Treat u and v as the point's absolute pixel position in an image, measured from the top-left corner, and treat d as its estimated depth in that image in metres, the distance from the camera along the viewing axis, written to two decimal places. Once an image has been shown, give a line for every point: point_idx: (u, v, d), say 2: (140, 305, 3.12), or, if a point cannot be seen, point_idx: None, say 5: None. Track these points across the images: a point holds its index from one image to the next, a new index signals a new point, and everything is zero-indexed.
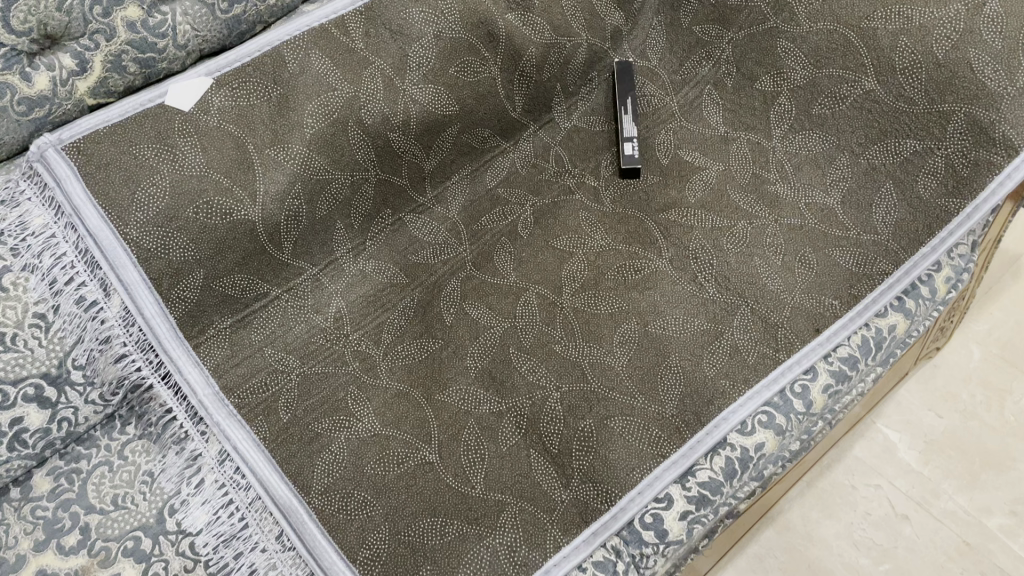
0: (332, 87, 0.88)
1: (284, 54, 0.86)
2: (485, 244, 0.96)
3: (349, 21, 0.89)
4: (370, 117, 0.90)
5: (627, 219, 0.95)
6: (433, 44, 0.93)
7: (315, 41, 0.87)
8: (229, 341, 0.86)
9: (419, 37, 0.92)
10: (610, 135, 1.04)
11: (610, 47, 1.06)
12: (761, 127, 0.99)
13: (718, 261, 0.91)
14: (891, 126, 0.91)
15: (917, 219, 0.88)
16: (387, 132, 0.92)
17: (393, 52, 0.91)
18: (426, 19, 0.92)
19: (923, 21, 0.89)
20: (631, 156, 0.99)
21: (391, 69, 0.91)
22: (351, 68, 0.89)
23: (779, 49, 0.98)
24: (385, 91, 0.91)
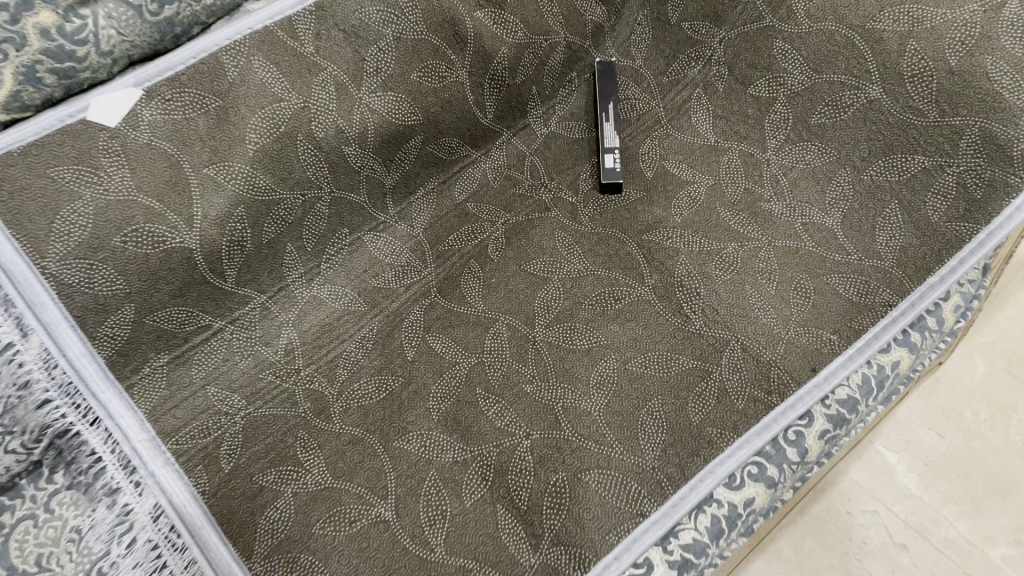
0: (278, 97, 0.79)
1: (222, 61, 0.76)
2: (451, 268, 0.87)
3: (299, 22, 0.78)
4: (322, 130, 0.81)
5: (607, 241, 0.87)
6: (392, 47, 0.83)
7: (258, 46, 0.77)
8: (167, 382, 0.79)
9: (376, 40, 0.82)
10: (590, 142, 0.96)
11: (591, 45, 0.96)
12: (755, 136, 0.91)
13: (703, 289, 0.83)
14: (897, 140, 0.83)
15: (926, 245, 0.80)
16: (342, 146, 0.83)
17: (347, 57, 0.81)
18: (383, 19, 0.82)
19: (933, 25, 0.80)
20: (613, 168, 0.90)
21: (345, 75, 0.82)
22: (299, 76, 0.79)
23: (775, 50, 0.89)
24: (338, 100, 0.82)
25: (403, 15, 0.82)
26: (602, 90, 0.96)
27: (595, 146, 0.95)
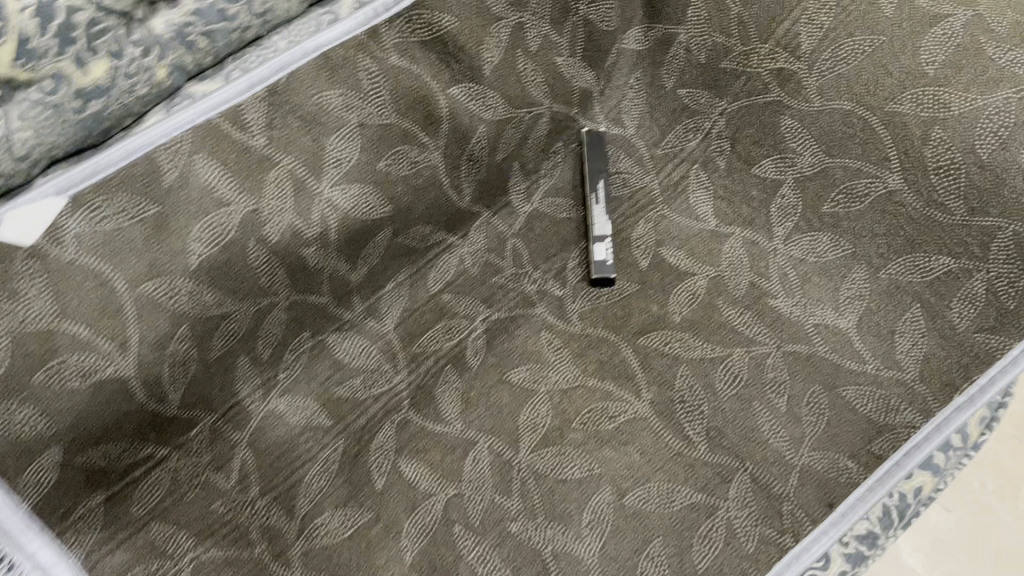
0: (225, 201, 0.69)
1: (159, 161, 0.66)
2: (427, 376, 0.78)
3: (247, 112, 0.69)
4: (276, 232, 0.72)
5: (598, 345, 0.78)
6: (356, 134, 0.74)
7: (203, 142, 0.67)
8: (104, 522, 0.69)
9: (338, 127, 0.73)
10: (578, 224, 0.87)
11: (576, 113, 0.88)
12: (760, 221, 0.82)
13: (709, 407, 0.75)
14: (920, 236, 0.74)
15: (949, 357, 0.73)
16: (299, 249, 0.73)
17: (305, 148, 0.72)
18: (344, 104, 0.73)
19: (962, 111, 0.72)
20: (604, 261, 0.82)
21: (304, 168, 0.72)
22: (250, 173, 0.70)
23: (784, 128, 0.80)
24: (296, 197, 0.72)
25: (367, 98, 0.74)
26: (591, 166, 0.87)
27: (584, 228, 0.86)
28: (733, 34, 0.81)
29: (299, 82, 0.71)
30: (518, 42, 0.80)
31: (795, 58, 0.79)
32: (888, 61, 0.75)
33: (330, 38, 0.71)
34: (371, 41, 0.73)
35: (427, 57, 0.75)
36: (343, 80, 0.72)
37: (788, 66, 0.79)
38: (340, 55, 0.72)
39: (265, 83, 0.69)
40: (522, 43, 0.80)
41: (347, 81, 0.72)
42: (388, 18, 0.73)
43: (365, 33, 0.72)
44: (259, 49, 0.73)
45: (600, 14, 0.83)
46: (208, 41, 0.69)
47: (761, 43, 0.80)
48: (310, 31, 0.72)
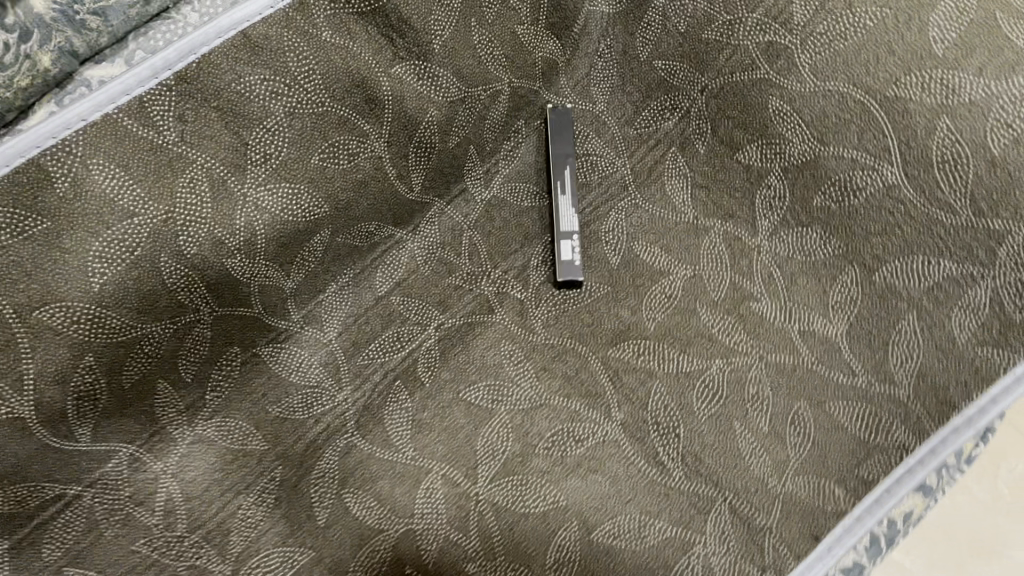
0: (129, 211, 0.60)
1: (45, 169, 0.57)
2: (373, 393, 0.71)
3: (151, 107, 0.59)
4: (193, 244, 0.63)
5: (565, 357, 0.72)
6: (284, 126, 0.64)
7: (97, 145, 0.58)
8: (12, 570, 0.61)
9: (263, 118, 0.63)
10: (541, 213, 0.77)
11: (541, 86, 0.79)
12: (743, 214, 0.74)
13: (684, 429, 0.69)
14: (916, 238, 0.68)
15: (944, 372, 0.66)
16: (223, 260, 0.65)
17: (225, 143, 0.62)
18: (268, 91, 0.62)
19: (974, 98, 0.64)
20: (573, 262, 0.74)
21: (224, 168, 0.63)
22: (161, 176, 0.61)
23: (772, 111, 0.72)
24: (216, 202, 0.63)
25: (295, 84, 0.63)
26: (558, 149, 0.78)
27: (547, 219, 0.77)
28: (717, 1, 0.72)
29: (213, 68, 0.60)
30: (472, 12, 0.70)
31: (787, 32, 0.70)
32: (893, 38, 0.66)
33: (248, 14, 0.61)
34: (298, 16, 0.62)
35: (366, 32, 0.65)
36: (267, 63, 0.62)
37: (777, 41, 0.70)
38: (261, 34, 0.61)
39: (168, 71, 0.59)
40: (477, 13, 0.70)
41: (270, 63, 0.62)
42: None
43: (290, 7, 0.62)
44: (166, 23, 0.62)
45: None
46: (99, 20, 0.59)
47: (749, 13, 0.71)
48: (225, 5, 0.61)
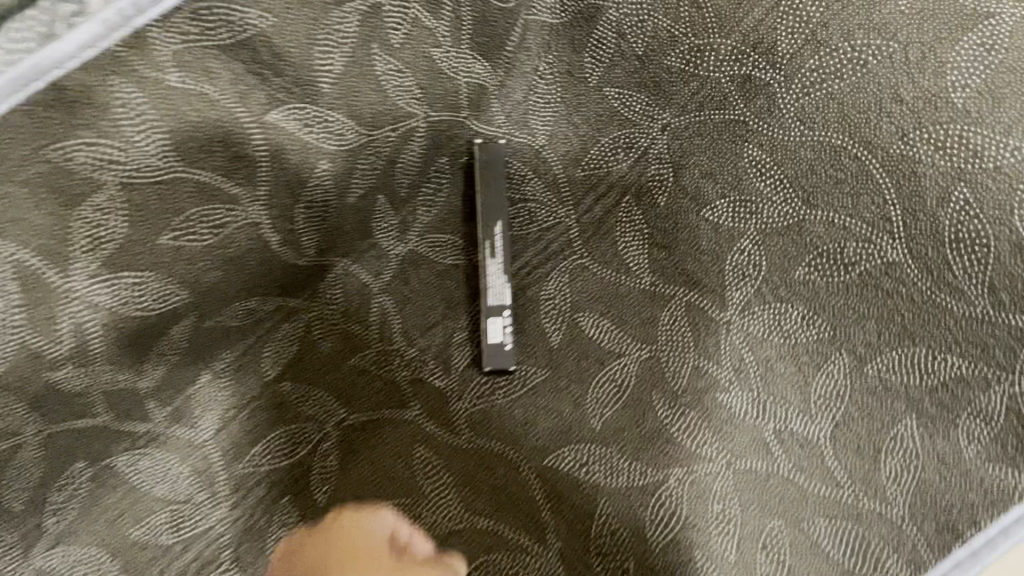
0: None
1: None
2: (256, 510, 0.58)
3: None
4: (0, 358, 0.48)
5: (491, 467, 0.59)
6: (119, 202, 0.49)
7: None
8: None
9: (90, 193, 0.48)
10: (465, 274, 0.64)
11: (469, 114, 0.63)
12: (713, 284, 0.61)
13: (634, 566, 0.56)
14: (921, 329, 0.56)
15: (948, 494, 0.55)
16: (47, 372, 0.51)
17: (39, 228, 0.47)
18: (92, 159, 0.47)
19: (1004, 164, 0.51)
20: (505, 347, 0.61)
21: (37, 258, 0.48)
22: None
23: (747, 160, 0.59)
24: (31, 302, 0.48)
25: (128, 147, 0.48)
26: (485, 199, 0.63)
27: (468, 282, 0.64)
28: (682, 19, 0.59)
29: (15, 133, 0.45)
30: (372, 35, 0.54)
31: (767, 65, 0.58)
32: (901, 81, 0.54)
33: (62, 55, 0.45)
34: (131, 54, 0.46)
35: (228, 71, 0.50)
36: (89, 120, 0.46)
37: (758, 75, 0.58)
38: (79, 84, 0.46)
39: None
40: (379, 35, 0.55)
41: (95, 123, 0.47)
42: (155, 15, 0.46)
43: (118, 46, 0.46)
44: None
45: None
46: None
47: (722, 38, 0.59)
48: (35, 44, 0.46)
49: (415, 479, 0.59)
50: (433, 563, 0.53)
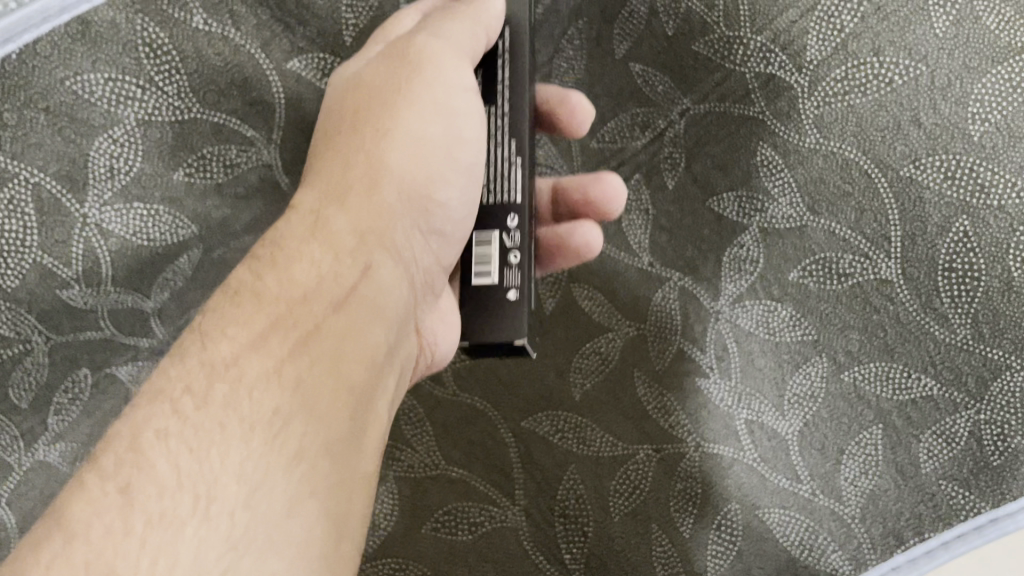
0: None
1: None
2: None
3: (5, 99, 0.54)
4: (14, 277, 0.55)
5: (473, 421, 0.61)
6: (134, 138, 0.55)
7: None
8: None
9: (106, 127, 0.55)
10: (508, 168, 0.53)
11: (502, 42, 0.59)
12: (708, 271, 0.61)
13: (592, 529, 0.60)
14: (902, 347, 0.57)
15: (899, 502, 0.58)
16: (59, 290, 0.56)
17: (58, 154, 0.55)
18: (114, 94, 0.55)
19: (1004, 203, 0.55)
20: (577, 254, 0.61)
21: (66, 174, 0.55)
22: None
23: (760, 158, 0.59)
24: (44, 227, 0.55)
25: (149, 85, 0.55)
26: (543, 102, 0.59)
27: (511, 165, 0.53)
28: (719, 7, 0.59)
29: (39, 55, 0.54)
30: None
31: (795, 68, 0.58)
32: (923, 105, 0.55)
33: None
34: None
35: (253, 16, 0.56)
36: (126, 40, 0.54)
37: (782, 76, 0.58)
38: (99, 18, 0.54)
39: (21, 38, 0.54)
40: None
41: (120, 57, 0.54)
42: None
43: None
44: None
45: None
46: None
47: (753, 33, 0.58)
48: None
49: (382, 65, 0.51)
50: (449, 132, 0.50)
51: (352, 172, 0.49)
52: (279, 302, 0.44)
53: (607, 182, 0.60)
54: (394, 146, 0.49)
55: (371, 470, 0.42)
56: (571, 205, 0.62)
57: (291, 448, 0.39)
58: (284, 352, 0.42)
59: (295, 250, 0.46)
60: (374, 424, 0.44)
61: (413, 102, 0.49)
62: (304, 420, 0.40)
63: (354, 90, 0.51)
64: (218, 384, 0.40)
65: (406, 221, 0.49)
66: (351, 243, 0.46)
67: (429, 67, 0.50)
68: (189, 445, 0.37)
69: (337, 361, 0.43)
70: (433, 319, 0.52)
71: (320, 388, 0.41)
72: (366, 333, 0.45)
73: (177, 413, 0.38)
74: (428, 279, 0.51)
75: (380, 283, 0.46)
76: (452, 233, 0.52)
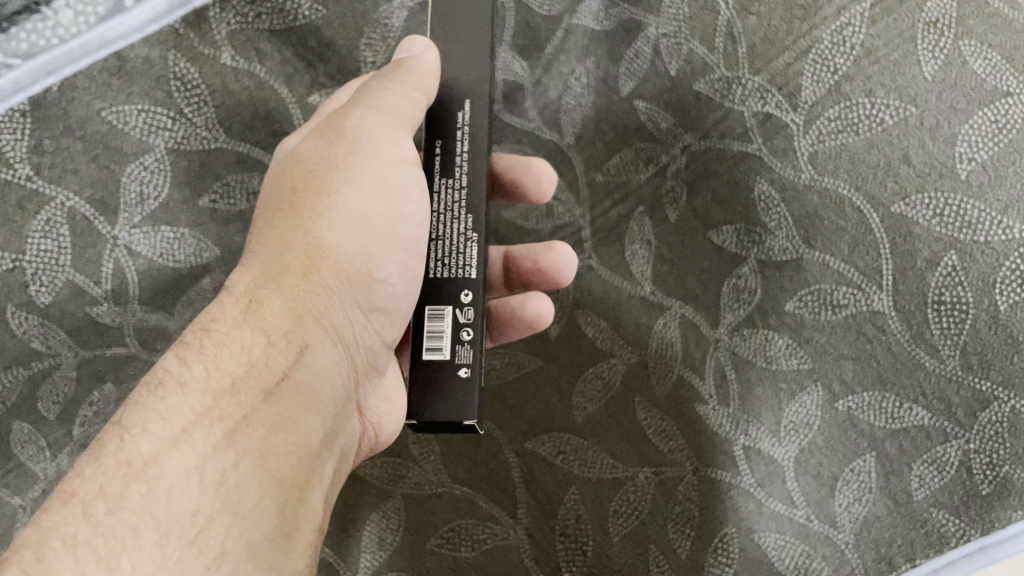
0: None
1: None
2: None
3: (51, 123, 0.59)
4: (47, 294, 0.58)
5: (476, 442, 0.63)
6: (163, 164, 0.59)
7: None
8: None
9: (138, 154, 0.59)
10: (458, 240, 0.53)
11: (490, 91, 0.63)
12: (707, 301, 0.63)
13: (592, 550, 0.61)
14: (895, 377, 0.59)
15: (892, 528, 0.59)
16: (86, 308, 0.59)
17: (92, 179, 0.59)
18: (146, 124, 0.59)
19: (990, 239, 0.58)
20: (528, 325, 0.62)
21: (103, 198, 0.59)
22: (8, 221, 0.58)
23: (757, 193, 0.62)
24: (76, 247, 0.59)
25: (179, 116, 0.59)
26: (507, 172, 0.63)
27: (461, 238, 0.53)
28: (719, 50, 0.62)
29: (78, 86, 0.59)
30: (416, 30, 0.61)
31: (790, 107, 0.61)
32: (913, 144, 0.59)
33: (128, 29, 0.59)
34: (192, 33, 0.59)
35: (277, 53, 0.60)
36: (161, 73, 0.59)
37: (778, 114, 0.61)
38: (135, 54, 0.59)
39: (68, 69, 0.59)
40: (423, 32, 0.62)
41: (152, 91, 0.59)
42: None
43: (177, 22, 0.60)
44: (35, 19, 0.59)
45: None
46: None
47: (751, 74, 0.62)
48: (103, 10, 0.59)
49: (317, 143, 0.52)
50: (389, 206, 0.50)
51: (289, 254, 0.48)
52: (205, 393, 0.43)
53: (558, 252, 0.62)
54: (332, 227, 0.49)
55: (302, 565, 0.42)
56: (523, 277, 0.64)
57: (213, 551, 0.38)
58: (209, 444, 0.41)
59: (225, 338, 0.45)
60: (307, 516, 0.44)
61: (350, 179, 0.50)
62: (226, 522, 0.39)
63: (293, 168, 0.51)
64: (133, 485, 0.39)
65: (343, 301, 0.49)
66: (286, 326, 0.47)
67: (367, 140, 0.50)
68: (97, 556, 0.36)
69: (266, 454, 0.42)
70: (380, 397, 0.53)
71: (245, 485, 0.41)
72: (298, 422, 0.44)
73: (88, 514, 0.37)
74: (371, 359, 0.52)
75: (314, 368, 0.47)
76: (396, 311, 0.52)
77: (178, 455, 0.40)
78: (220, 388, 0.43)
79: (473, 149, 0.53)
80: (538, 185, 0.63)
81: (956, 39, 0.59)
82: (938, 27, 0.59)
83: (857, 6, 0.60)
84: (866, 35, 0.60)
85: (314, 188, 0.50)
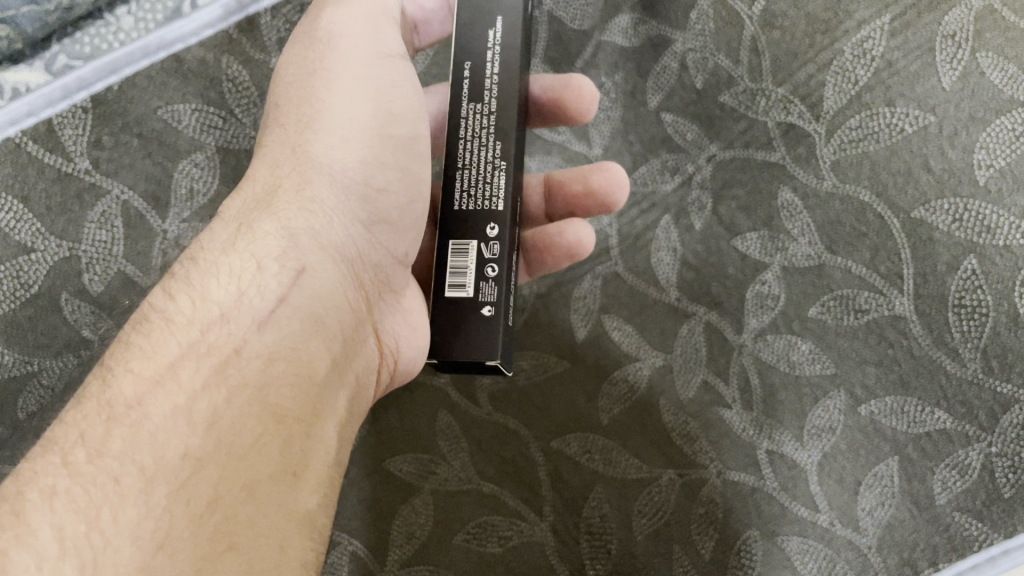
0: (45, 225, 0.61)
1: (28, 175, 0.61)
2: None
3: (110, 118, 0.62)
4: (100, 282, 0.62)
5: (506, 440, 0.65)
6: (213, 162, 0.63)
7: (46, 145, 0.62)
8: None
9: (191, 151, 0.63)
10: (489, 168, 0.56)
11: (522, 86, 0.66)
12: (731, 306, 0.64)
13: (616, 548, 0.62)
14: (916, 382, 0.60)
15: (915, 533, 0.59)
16: (135, 298, 0.62)
17: (145, 175, 0.62)
18: (199, 123, 0.63)
19: (1009, 243, 0.60)
20: (567, 251, 0.65)
21: (156, 194, 0.62)
22: (66, 212, 0.61)
23: (780, 200, 0.64)
24: (129, 238, 0.62)
25: (229, 116, 0.63)
26: (547, 91, 0.64)
27: (490, 166, 0.56)
28: (743, 63, 0.65)
29: (137, 86, 0.63)
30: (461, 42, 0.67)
31: (813, 118, 0.63)
32: (931, 151, 0.61)
33: (185, 32, 0.63)
34: (243, 39, 0.64)
35: None
36: (213, 73, 0.63)
37: (801, 124, 0.64)
38: (191, 56, 0.63)
39: (128, 69, 0.63)
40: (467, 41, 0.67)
41: (205, 91, 0.63)
42: (265, 6, 0.64)
43: (232, 28, 0.64)
44: (97, 25, 0.63)
45: (570, 11, 0.68)
46: (9, 27, 0.62)
47: (774, 85, 0.64)
48: (163, 15, 0.63)
49: (299, 50, 0.56)
50: (377, 108, 0.53)
51: (283, 171, 0.53)
52: (191, 326, 0.45)
53: (610, 170, 0.64)
54: (319, 141, 0.53)
55: (310, 503, 0.45)
56: (571, 200, 0.66)
57: (206, 498, 0.41)
58: (197, 377, 0.43)
59: (211, 266, 0.48)
60: (315, 451, 0.46)
61: (332, 86, 0.54)
62: (220, 462, 0.42)
63: (282, 87, 0.56)
64: (116, 431, 0.41)
65: (341, 214, 0.53)
66: (277, 252, 0.49)
67: (344, 40, 0.54)
68: (77, 507, 0.38)
69: (262, 389, 0.45)
70: (398, 319, 0.56)
71: (239, 422, 0.43)
72: (298, 351, 0.47)
73: (68, 464, 0.40)
74: (380, 275, 0.55)
75: (310, 290, 0.49)
76: (399, 222, 0.55)
77: (163, 392, 0.42)
78: (209, 321, 0.46)
79: (508, 81, 0.56)
80: (581, 103, 0.65)
81: (973, 51, 0.61)
82: (956, 40, 0.61)
83: (879, 19, 0.62)
84: (887, 47, 0.62)
85: (304, 103, 0.54)
